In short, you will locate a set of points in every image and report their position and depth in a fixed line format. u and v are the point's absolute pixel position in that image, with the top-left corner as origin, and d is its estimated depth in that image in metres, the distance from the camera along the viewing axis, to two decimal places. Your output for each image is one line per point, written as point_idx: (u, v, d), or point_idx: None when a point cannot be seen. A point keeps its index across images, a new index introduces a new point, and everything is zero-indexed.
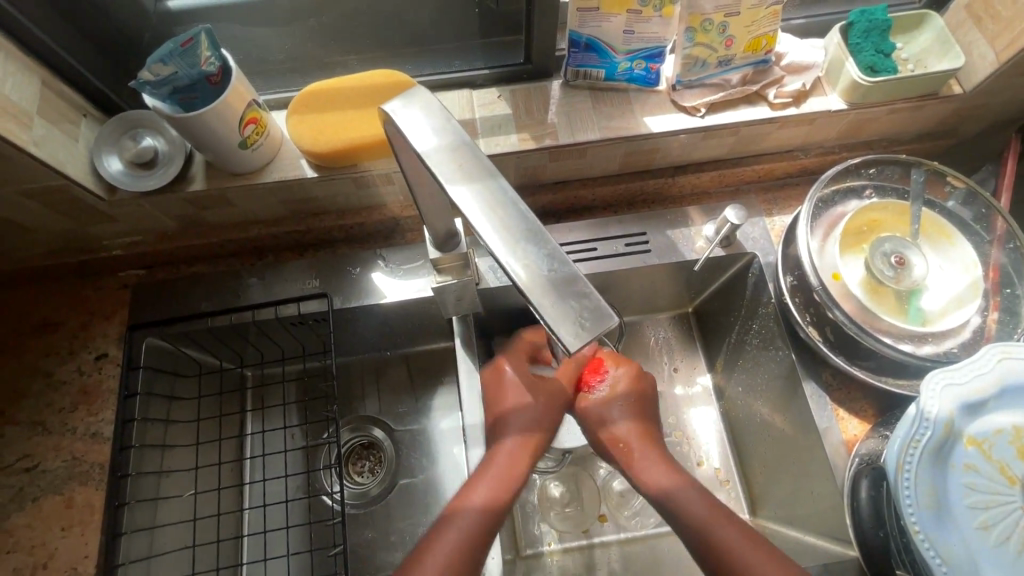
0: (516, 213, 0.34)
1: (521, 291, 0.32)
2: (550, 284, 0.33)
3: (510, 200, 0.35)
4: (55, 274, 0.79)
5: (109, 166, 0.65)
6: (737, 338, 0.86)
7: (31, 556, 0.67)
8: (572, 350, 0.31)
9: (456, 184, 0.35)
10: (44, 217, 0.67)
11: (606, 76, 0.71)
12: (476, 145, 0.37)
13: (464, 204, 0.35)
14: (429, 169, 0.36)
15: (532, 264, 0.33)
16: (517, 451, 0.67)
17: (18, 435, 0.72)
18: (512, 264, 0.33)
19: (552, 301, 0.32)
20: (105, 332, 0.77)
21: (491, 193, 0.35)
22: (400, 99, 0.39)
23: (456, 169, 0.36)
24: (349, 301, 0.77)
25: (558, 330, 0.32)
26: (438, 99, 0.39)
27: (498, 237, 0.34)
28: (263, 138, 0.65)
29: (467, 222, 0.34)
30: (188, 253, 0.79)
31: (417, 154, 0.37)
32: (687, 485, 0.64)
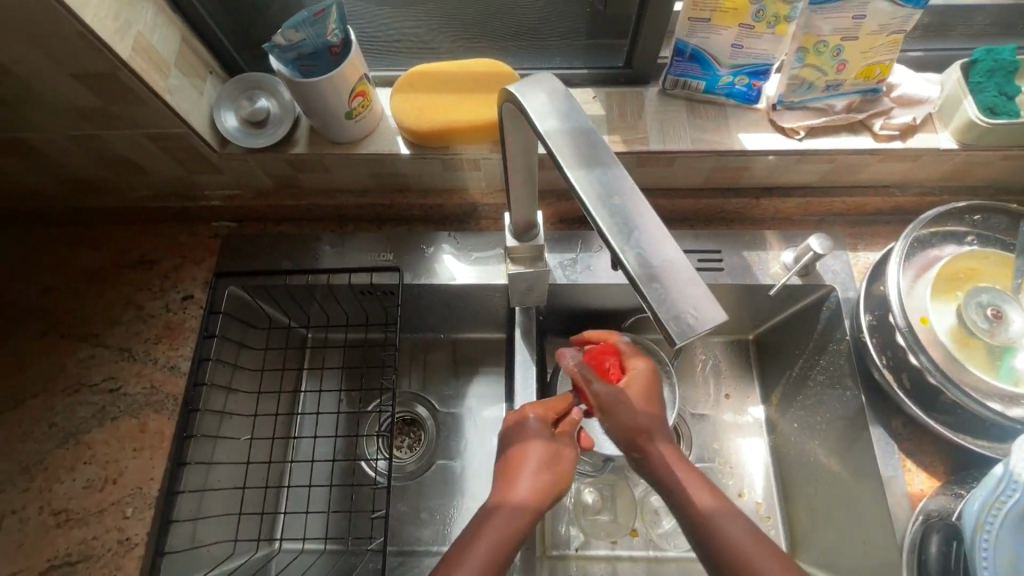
0: (632, 201, 0.35)
1: (629, 276, 0.33)
2: (660, 275, 0.32)
3: (628, 188, 0.35)
4: (157, 216, 0.85)
5: (225, 121, 0.70)
6: (800, 372, 0.83)
7: (103, 470, 0.72)
8: (678, 342, 0.31)
9: (575, 166, 0.36)
10: (162, 160, 0.73)
11: (705, 88, 0.71)
12: (596, 133, 0.38)
13: (579, 187, 0.36)
14: (549, 149, 0.37)
15: (643, 253, 0.33)
16: (552, 450, 0.59)
17: (107, 357, 0.78)
18: (624, 250, 0.33)
19: (659, 290, 0.32)
20: (194, 276, 0.83)
21: (607, 179, 0.36)
22: (526, 82, 0.40)
23: (574, 153, 0.37)
24: (419, 278, 0.80)
25: (664, 319, 0.31)
26: (563, 85, 0.40)
27: (609, 221, 0.34)
28: (367, 111, 0.69)
29: (581, 204, 0.35)
30: (277, 212, 0.84)
31: (538, 133, 0.38)
32: (692, 471, 0.56)
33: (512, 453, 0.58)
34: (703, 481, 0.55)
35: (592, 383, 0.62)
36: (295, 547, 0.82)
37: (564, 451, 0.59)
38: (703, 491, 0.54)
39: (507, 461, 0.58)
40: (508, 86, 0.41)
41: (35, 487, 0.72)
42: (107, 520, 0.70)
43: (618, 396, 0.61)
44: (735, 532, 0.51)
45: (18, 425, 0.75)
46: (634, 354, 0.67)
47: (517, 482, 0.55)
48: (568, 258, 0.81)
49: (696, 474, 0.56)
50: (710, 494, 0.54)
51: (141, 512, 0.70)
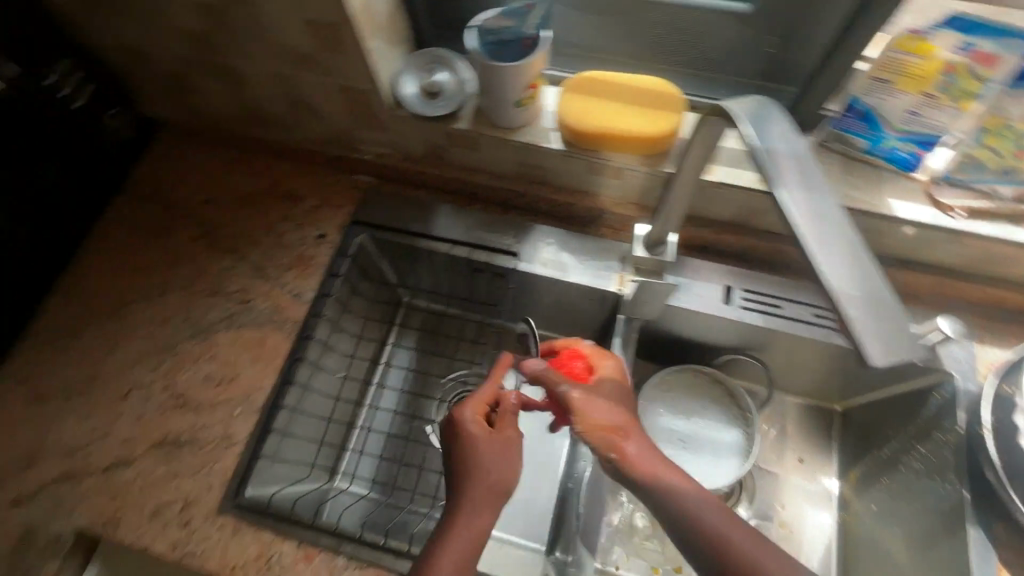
0: (844, 239, 0.44)
1: (835, 301, 0.43)
2: (870, 312, 0.42)
3: (839, 226, 0.45)
4: (312, 158, 0.94)
5: (404, 87, 0.76)
6: (890, 454, 0.83)
7: (222, 369, 0.80)
8: (875, 363, 0.41)
9: (798, 200, 0.45)
10: (340, 109, 0.81)
11: (866, 148, 0.71)
12: (813, 164, 0.48)
13: (797, 217, 0.45)
14: (772, 180, 0.46)
15: (849, 283, 0.43)
16: (491, 450, 0.61)
17: (244, 271, 0.86)
18: (833, 280, 0.43)
19: (862, 317, 0.42)
20: (331, 219, 0.90)
21: (822, 212, 0.46)
22: (763, 128, 0.49)
23: (796, 185, 0.46)
24: (534, 267, 0.83)
25: (866, 342, 0.41)
26: (795, 133, 0.48)
27: (822, 251, 0.44)
28: (533, 103, 0.73)
29: (798, 232, 0.45)
30: (417, 177, 0.90)
31: (762, 163, 0.47)
32: (674, 469, 0.58)
33: (470, 460, 0.60)
34: (664, 468, 0.58)
35: (559, 385, 0.64)
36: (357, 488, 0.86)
37: (513, 463, 0.61)
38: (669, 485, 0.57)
39: (420, 429, 0.63)
40: (731, 104, 0.50)
41: (162, 369, 0.80)
42: (217, 415, 0.77)
43: (598, 401, 0.63)
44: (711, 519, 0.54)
45: (159, 312, 0.84)
46: (603, 354, 0.69)
47: (474, 487, 0.59)
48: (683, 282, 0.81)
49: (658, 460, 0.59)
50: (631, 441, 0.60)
51: (246, 415, 0.77)
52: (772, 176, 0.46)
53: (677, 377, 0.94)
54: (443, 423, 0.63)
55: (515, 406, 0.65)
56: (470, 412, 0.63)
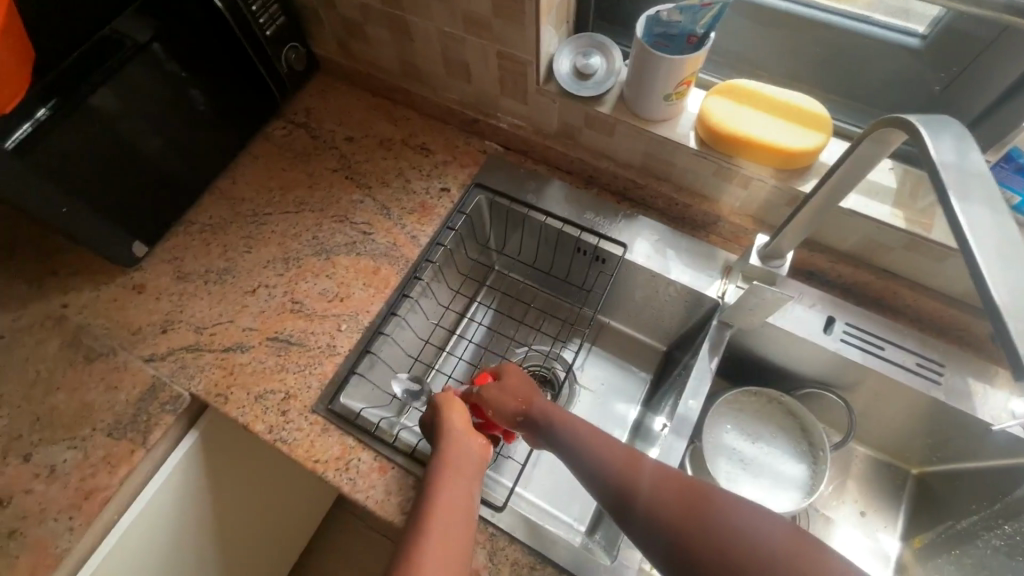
0: (1016, 250, 0.42)
1: (996, 310, 0.40)
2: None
3: (1016, 244, 0.42)
4: (449, 118, 1.00)
5: (560, 64, 0.82)
6: (970, 527, 0.79)
7: (337, 288, 0.87)
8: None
9: (973, 210, 0.44)
10: (492, 76, 0.87)
11: (1017, 204, 0.69)
12: (991, 182, 0.46)
13: (968, 224, 0.43)
14: (946, 186, 0.45)
15: (1014, 298, 0.40)
16: (459, 434, 0.69)
17: (372, 207, 0.94)
18: (999, 290, 0.40)
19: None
20: (457, 175, 0.96)
21: (993, 227, 0.43)
22: (933, 126, 0.48)
23: (970, 197, 0.44)
24: (639, 259, 0.86)
25: (1022, 358, 0.39)
26: (971, 135, 0.48)
27: (990, 262, 0.42)
28: (680, 100, 0.77)
29: (965, 238, 0.43)
30: (543, 153, 0.95)
31: (936, 168, 0.46)
32: (676, 481, 0.58)
33: (447, 458, 0.66)
34: (674, 485, 0.58)
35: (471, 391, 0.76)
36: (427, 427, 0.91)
37: (464, 443, 0.68)
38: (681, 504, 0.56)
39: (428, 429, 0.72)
40: (911, 119, 0.48)
41: (287, 276, 0.89)
42: (326, 326, 0.84)
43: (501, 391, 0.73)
44: (718, 530, 0.53)
45: (293, 226, 0.93)
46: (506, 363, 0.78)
47: (450, 486, 0.64)
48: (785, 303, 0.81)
49: (669, 477, 0.59)
50: (651, 466, 0.61)
51: (351, 332, 0.84)
52: (946, 180, 0.45)
53: (747, 397, 0.93)
54: (441, 426, 0.70)
55: (517, 410, 0.72)
56: (449, 411, 0.71)
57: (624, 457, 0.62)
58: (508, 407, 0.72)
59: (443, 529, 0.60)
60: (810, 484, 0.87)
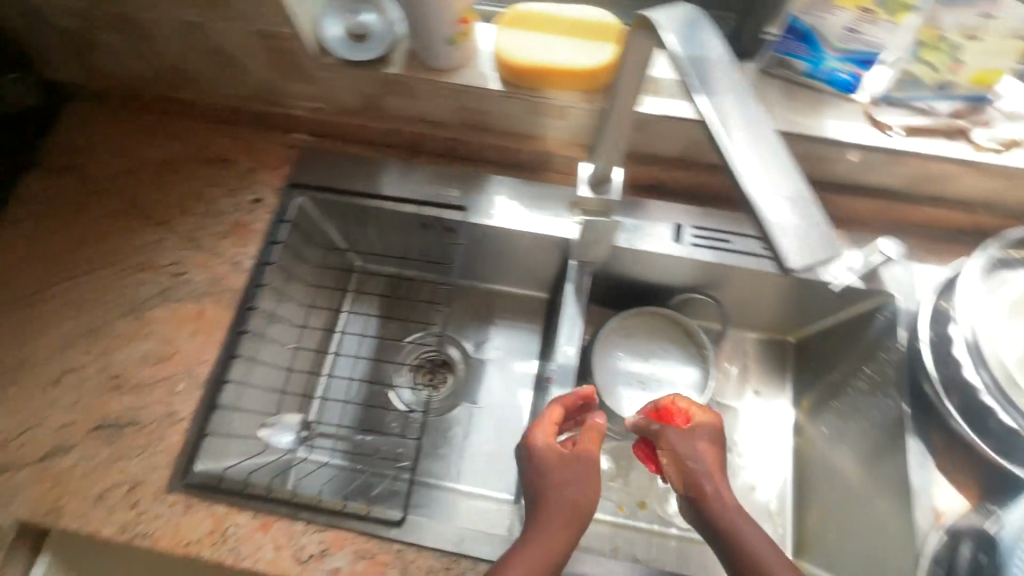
0: (760, 143, 0.44)
1: (762, 217, 0.42)
2: (776, 204, 0.42)
3: (771, 147, 0.44)
4: (240, 119, 0.88)
5: (327, 30, 0.72)
6: (841, 376, 0.85)
7: (160, 346, 0.76)
8: (801, 272, 0.40)
9: (731, 127, 0.44)
10: (260, 61, 0.75)
11: (806, 71, 0.70)
12: (738, 74, 0.47)
13: (726, 141, 0.44)
14: (704, 105, 0.45)
15: (778, 198, 0.42)
16: (585, 474, 0.58)
17: (178, 243, 0.81)
18: (762, 197, 0.42)
19: (789, 229, 0.41)
20: (265, 181, 0.85)
21: (750, 138, 0.45)
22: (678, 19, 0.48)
23: (727, 111, 0.45)
24: (481, 218, 0.81)
25: (794, 253, 0.40)
26: (711, 25, 0.48)
27: (751, 173, 0.43)
28: (467, 41, 0.69)
29: (727, 156, 0.44)
30: (354, 133, 0.85)
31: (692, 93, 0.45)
32: (746, 517, 0.57)
33: (572, 500, 0.57)
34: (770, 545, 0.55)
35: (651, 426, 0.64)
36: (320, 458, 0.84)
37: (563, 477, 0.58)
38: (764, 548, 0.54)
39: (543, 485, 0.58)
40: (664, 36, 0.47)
41: (96, 350, 0.76)
42: (158, 392, 0.74)
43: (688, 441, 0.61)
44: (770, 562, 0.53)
45: (87, 291, 0.79)
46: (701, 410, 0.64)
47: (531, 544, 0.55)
48: (631, 225, 0.80)
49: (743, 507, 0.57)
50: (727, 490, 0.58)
51: (190, 390, 0.74)
52: (690, 78, 0.46)
53: (636, 319, 0.92)
54: (562, 480, 0.58)
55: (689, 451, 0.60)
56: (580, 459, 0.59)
57: (699, 486, 0.58)
58: (698, 467, 0.59)
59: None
60: (705, 380, 0.89)
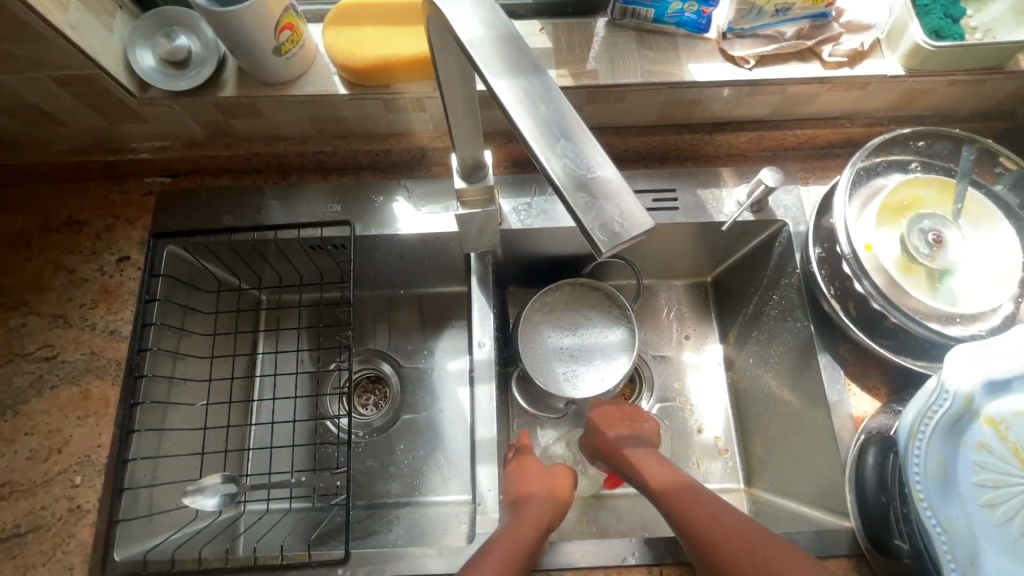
0: (556, 110, 0.32)
1: (553, 183, 0.30)
2: (583, 183, 0.30)
3: (565, 117, 0.32)
4: (82, 174, 0.79)
5: (141, 61, 0.65)
6: (755, 309, 0.85)
7: (47, 439, 0.69)
8: (604, 251, 0.29)
9: (516, 104, 0.32)
10: (78, 108, 0.68)
11: (655, 17, 0.68)
12: (524, 40, 0.35)
13: (503, 95, 0.33)
14: (471, 56, 0.34)
15: (570, 161, 0.31)
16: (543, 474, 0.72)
17: (41, 324, 0.73)
18: (549, 158, 0.31)
19: (586, 198, 0.30)
20: (129, 236, 0.78)
21: (533, 87, 0.33)
22: None
23: (501, 62, 0.34)
24: (370, 229, 0.77)
25: (590, 228, 0.29)
26: None
27: (536, 129, 0.32)
28: (297, 48, 0.64)
29: (504, 112, 0.32)
30: (214, 164, 0.79)
31: (460, 41, 0.35)
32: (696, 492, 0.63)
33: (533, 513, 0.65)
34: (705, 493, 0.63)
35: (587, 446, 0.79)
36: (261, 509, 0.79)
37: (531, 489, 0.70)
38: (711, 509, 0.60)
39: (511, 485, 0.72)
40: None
41: None
42: (55, 490, 0.67)
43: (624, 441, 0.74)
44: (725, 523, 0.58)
45: None
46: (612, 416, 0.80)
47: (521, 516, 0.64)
48: (522, 203, 0.78)
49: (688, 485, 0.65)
50: (672, 472, 0.68)
51: (91, 479, 0.68)
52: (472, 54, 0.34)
53: (562, 292, 0.86)
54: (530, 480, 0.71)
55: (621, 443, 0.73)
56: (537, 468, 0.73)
57: (645, 472, 0.69)
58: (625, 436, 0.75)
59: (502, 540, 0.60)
60: (631, 338, 0.86)
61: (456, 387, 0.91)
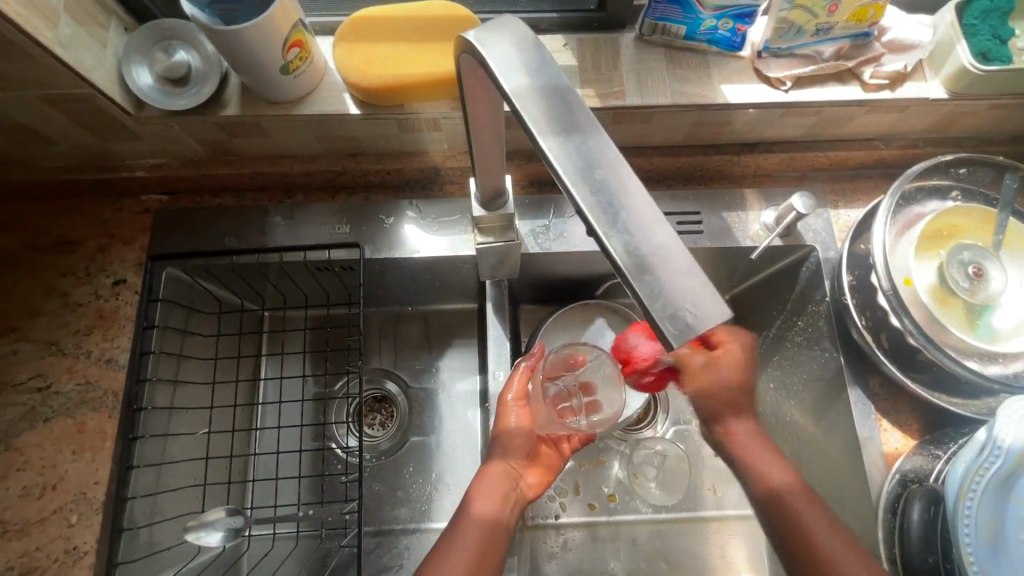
0: (616, 180, 0.30)
1: (616, 268, 0.28)
2: (650, 267, 0.28)
3: (625, 188, 0.30)
4: (73, 190, 0.75)
5: (138, 78, 0.61)
6: (778, 332, 0.79)
7: (40, 475, 0.65)
8: (676, 346, 0.27)
9: (571, 173, 0.30)
10: (70, 126, 0.63)
11: (686, 34, 0.64)
12: (575, 93, 0.32)
13: (554, 160, 0.30)
14: (516, 113, 0.31)
15: (632, 240, 0.29)
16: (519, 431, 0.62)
17: (30, 353, 0.69)
18: (611, 238, 0.28)
19: (652, 283, 0.28)
20: (125, 257, 0.73)
21: (587, 148, 0.30)
22: (486, 28, 0.34)
23: (550, 118, 0.31)
24: (380, 252, 0.73)
25: (659, 319, 0.28)
26: (532, 31, 0.34)
27: (594, 202, 0.29)
28: (306, 64, 0.60)
29: (557, 181, 0.30)
30: (214, 182, 0.75)
31: (503, 94, 0.32)
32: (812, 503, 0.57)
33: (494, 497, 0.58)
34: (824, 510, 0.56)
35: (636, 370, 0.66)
36: (266, 541, 0.76)
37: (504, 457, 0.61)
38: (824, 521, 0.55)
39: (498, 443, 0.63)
40: (463, 32, 0.34)
41: None
42: (50, 530, 0.64)
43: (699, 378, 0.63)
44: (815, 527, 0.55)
45: None
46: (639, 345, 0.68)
47: (482, 496, 0.58)
48: (540, 226, 0.74)
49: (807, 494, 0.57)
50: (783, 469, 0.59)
51: (88, 518, 0.64)
52: (520, 114, 0.31)
53: (573, 314, 0.80)
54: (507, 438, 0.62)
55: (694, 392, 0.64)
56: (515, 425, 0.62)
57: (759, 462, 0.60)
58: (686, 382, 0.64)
59: (463, 549, 0.54)
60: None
61: (464, 410, 0.88)
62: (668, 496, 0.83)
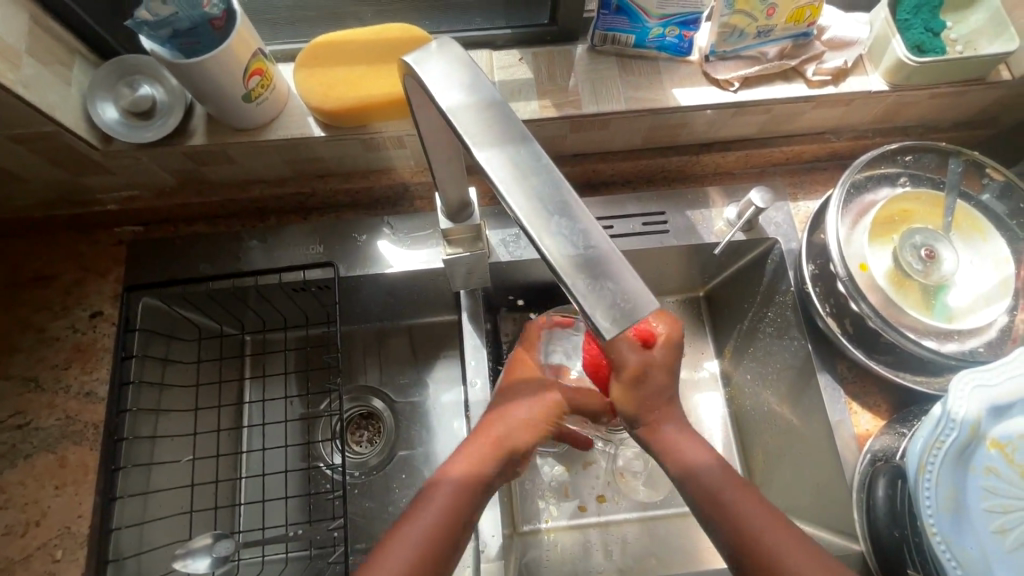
0: (549, 188, 0.31)
1: (553, 267, 0.30)
2: (582, 265, 0.30)
3: (556, 192, 0.31)
4: (46, 226, 0.75)
5: (103, 114, 0.62)
6: (750, 325, 0.81)
7: (23, 513, 0.65)
8: (610, 336, 0.29)
9: (508, 181, 0.31)
10: (39, 165, 0.64)
11: (636, 42, 0.67)
12: (508, 107, 0.34)
13: (491, 169, 0.32)
14: (453, 128, 0.33)
15: (568, 239, 0.30)
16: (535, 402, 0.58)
17: (9, 390, 0.69)
18: (547, 240, 0.30)
19: (588, 281, 0.30)
20: (101, 289, 0.74)
21: (520, 158, 0.32)
22: (424, 49, 0.36)
23: (486, 131, 0.33)
24: (354, 269, 0.75)
25: (593, 313, 0.29)
26: (464, 50, 0.36)
27: (528, 206, 0.31)
28: (269, 91, 0.62)
29: (494, 189, 0.32)
30: (187, 210, 0.76)
31: (443, 111, 0.34)
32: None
33: (492, 450, 0.54)
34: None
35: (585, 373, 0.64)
36: (257, 565, 0.76)
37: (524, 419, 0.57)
38: (759, 507, 0.48)
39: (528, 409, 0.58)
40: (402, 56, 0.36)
41: None
42: (35, 566, 0.64)
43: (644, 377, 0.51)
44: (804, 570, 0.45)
45: None
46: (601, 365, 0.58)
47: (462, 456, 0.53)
48: (510, 234, 0.76)
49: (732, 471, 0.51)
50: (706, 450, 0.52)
51: (72, 553, 0.64)
52: (457, 128, 0.33)
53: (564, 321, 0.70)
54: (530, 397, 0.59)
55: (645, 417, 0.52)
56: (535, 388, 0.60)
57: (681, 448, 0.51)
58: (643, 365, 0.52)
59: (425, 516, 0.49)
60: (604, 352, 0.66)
61: (450, 422, 0.89)
62: (658, 491, 0.86)
